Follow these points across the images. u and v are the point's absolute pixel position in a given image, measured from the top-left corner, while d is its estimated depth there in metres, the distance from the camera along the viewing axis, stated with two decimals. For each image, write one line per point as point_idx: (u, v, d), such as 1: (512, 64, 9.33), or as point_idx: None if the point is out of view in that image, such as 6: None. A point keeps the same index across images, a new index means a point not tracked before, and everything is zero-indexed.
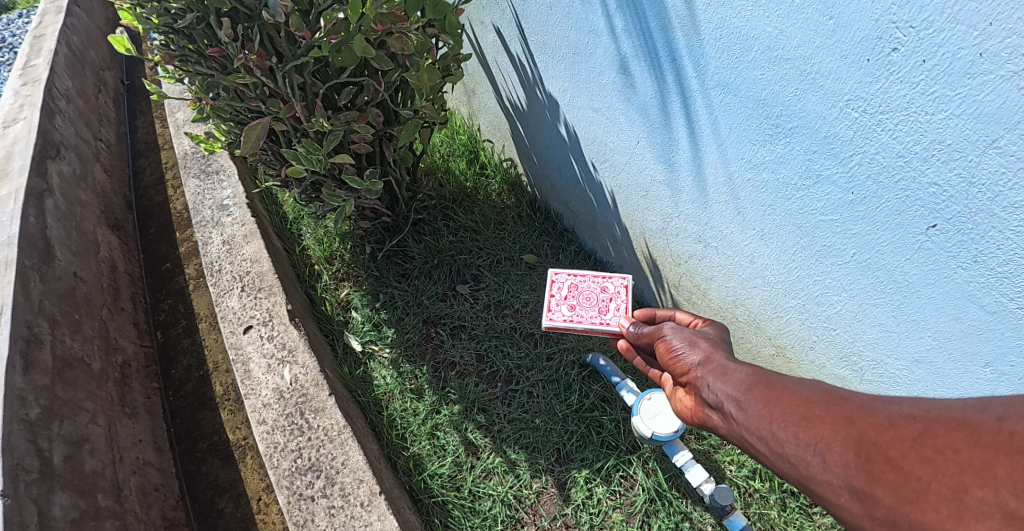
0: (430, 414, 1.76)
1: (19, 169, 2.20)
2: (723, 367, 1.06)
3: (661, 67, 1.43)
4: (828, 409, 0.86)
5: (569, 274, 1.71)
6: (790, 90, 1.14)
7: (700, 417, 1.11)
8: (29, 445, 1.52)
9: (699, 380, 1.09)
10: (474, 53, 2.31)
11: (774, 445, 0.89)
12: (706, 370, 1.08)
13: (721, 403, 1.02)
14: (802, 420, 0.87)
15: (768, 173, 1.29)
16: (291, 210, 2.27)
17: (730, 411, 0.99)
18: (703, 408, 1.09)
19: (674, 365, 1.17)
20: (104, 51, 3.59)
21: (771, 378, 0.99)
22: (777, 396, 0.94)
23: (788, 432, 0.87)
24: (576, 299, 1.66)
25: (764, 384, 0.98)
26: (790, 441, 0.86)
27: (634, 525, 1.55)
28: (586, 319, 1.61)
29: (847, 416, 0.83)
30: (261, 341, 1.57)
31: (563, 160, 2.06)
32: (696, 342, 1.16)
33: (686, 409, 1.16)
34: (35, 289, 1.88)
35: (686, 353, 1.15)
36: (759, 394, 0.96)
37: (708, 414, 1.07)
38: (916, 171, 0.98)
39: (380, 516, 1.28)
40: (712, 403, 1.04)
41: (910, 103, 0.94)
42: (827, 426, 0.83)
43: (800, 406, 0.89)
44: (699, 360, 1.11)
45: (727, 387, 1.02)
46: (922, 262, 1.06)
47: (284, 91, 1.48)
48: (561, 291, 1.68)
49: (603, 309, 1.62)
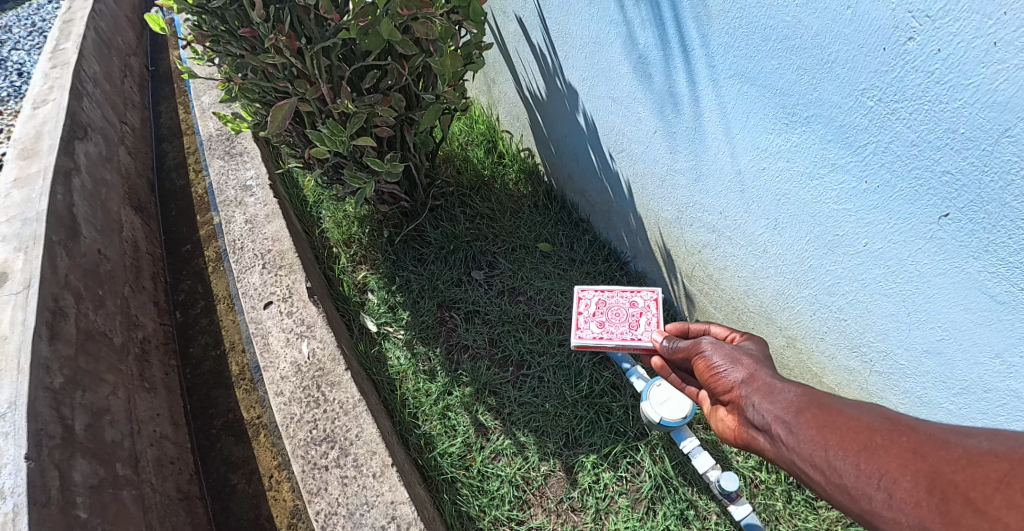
0: (442, 395, 1.79)
1: (48, 148, 2.27)
2: (769, 387, 1.08)
3: (679, 56, 1.45)
4: (893, 439, 0.84)
5: (596, 290, 1.73)
6: (807, 79, 1.15)
7: (744, 439, 1.13)
8: (53, 412, 1.58)
9: (743, 399, 1.11)
10: (495, 43, 2.33)
11: (831, 475, 0.88)
12: (751, 389, 1.10)
13: (769, 425, 1.03)
14: (863, 450, 0.85)
15: (783, 163, 1.30)
16: (312, 193, 2.32)
17: (779, 432, 1.00)
18: (748, 429, 1.11)
19: (716, 383, 1.19)
20: (131, 38, 3.67)
21: (823, 401, 0.98)
22: (832, 419, 0.93)
23: (848, 462, 0.86)
24: (604, 315, 1.68)
25: (817, 407, 0.97)
26: (850, 472, 0.86)
27: (640, 511, 1.57)
28: (616, 335, 1.62)
29: (915, 448, 0.80)
30: (281, 316, 1.62)
31: (580, 150, 2.08)
32: (738, 360, 1.18)
33: (728, 430, 1.18)
34: (61, 264, 1.94)
35: (729, 371, 1.17)
36: (811, 417, 0.96)
37: (753, 436, 1.09)
38: (930, 159, 0.99)
39: (391, 487, 1.31)
40: (759, 425, 1.06)
41: (925, 91, 0.95)
42: (892, 458, 0.81)
43: (861, 434, 0.88)
44: (743, 379, 1.13)
45: (775, 408, 1.03)
46: (934, 252, 1.07)
47: (312, 72, 1.53)
48: (589, 308, 1.70)
49: (633, 324, 1.63)
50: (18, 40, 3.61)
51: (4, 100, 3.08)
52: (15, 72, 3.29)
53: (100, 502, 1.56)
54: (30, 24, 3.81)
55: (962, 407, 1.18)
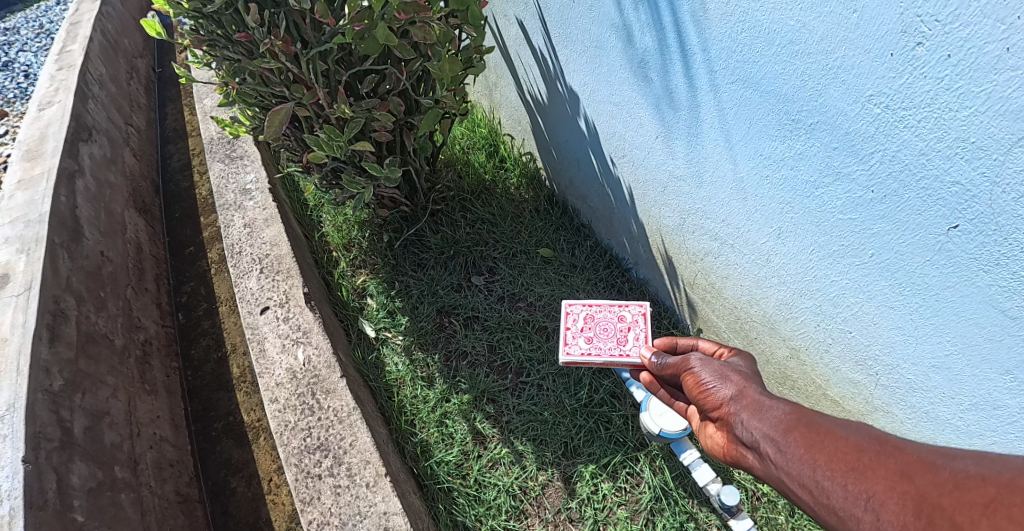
0: (440, 402, 1.77)
1: (52, 150, 2.27)
2: (758, 404, 1.05)
3: (682, 61, 1.42)
4: (881, 459, 0.81)
5: (584, 305, 1.70)
6: (812, 85, 1.12)
7: (733, 455, 1.10)
8: (52, 415, 1.57)
9: (733, 416, 1.08)
10: (497, 46, 2.32)
11: (819, 495, 0.86)
12: (740, 406, 1.07)
13: (758, 443, 1.00)
14: (851, 470, 0.83)
15: (788, 170, 1.27)
16: (312, 197, 2.31)
17: (767, 451, 0.97)
18: (738, 446, 1.07)
19: (706, 400, 1.16)
20: (137, 39, 3.67)
21: (813, 419, 0.95)
22: (821, 439, 0.90)
23: (836, 482, 0.84)
24: (593, 330, 1.65)
25: (805, 425, 0.94)
26: (838, 492, 0.83)
27: (639, 522, 1.54)
28: (605, 351, 1.58)
29: (902, 470, 0.78)
30: (278, 322, 1.60)
31: (581, 155, 2.06)
32: (728, 376, 1.15)
33: (718, 446, 1.15)
34: (63, 266, 1.94)
35: (718, 388, 1.14)
36: (800, 436, 0.93)
37: (743, 453, 1.06)
38: (939, 169, 0.96)
39: (385, 497, 1.29)
40: (748, 442, 1.03)
41: (934, 99, 0.92)
42: (880, 480, 0.79)
43: (849, 454, 0.85)
44: (733, 395, 1.10)
45: (763, 425, 1.00)
46: (943, 264, 1.04)
47: (308, 77, 1.53)
48: (577, 323, 1.67)
49: (621, 340, 1.61)
50: (25, 42, 3.64)
51: (10, 102, 3.09)
52: (22, 74, 3.31)
53: (98, 506, 1.55)
54: (38, 26, 3.83)
55: (970, 424, 1.14)
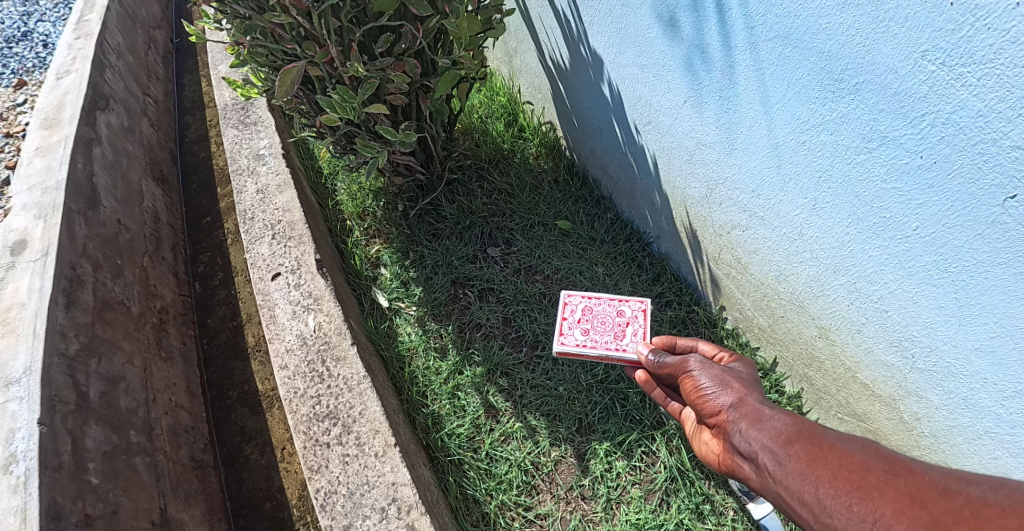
0: (453, 374, 1.74)
1: (69, 117, 2.26)
2: (757, 413, 1.01)
3: (715, 17, 1.34)
4: (888, 481, 0.77)
5: (583, 297, 1.62)
6: (859, 40, 1.04)
7: (728, 465, 1.06)
8: (68, 378, 1.56)
9: (731, 424, 1.04)
10: (518, 9, 2.22)
11: (820, 513, 0.82)
12: (739, 414, 1.03)
13: (756, 453, 0.96)
14: (856, 489, 0.79)
15: (827, 136, 1.19)
16: (326, 164, 2.27)
17: (765, 462, 0.94)
18: (733, 455, 1.04)
19: (702, 405, 1.12)
20: (155, 10, 3.62)
21: (815, 432, 0.92)
22: (824, 454, 0.87)
23: (840, 501, 0.80)
24: (590, 323, 1.57)
25: (808, 439, 0.91)
26: (841, 512, 0.79)
27: (652, 502, 1.51)
28: (600, 344, 1.52)
29: (913, 493, 0.74)
30: (288, 288, 1.58)
31: (604, 123, 1.98)
32: (728, 383, 1.10)
33: (713, 454, 1.11)
34: (80, 233, 1.93)
35: (717, 394, 1.10)
36: (801, 450, 0.90)
37: (739, 463, 1.02)
38: (997, 132, 0.87)
39: (393, 468, 1.26)
40: (745, 453, 0.99)
41: (998, 53, 0.83)
42: (887, 501, 0.75)
43: (855, 472, 0.81)
44: (731, 402, 1.06)
45: (762, 436, 0.96)
46: (994, 238, 0.95)
47: (320, 33, 1.48)
48: (574, 315, 1.59)
49: (619, 334, 1.53)
50: (44, 12, 3.62)
51: (29, 71, 3.08)
52: (40, 43, 3.29)
53: (112, 469, 1.54)
54: None
55: (1012, 412, 1.07)
